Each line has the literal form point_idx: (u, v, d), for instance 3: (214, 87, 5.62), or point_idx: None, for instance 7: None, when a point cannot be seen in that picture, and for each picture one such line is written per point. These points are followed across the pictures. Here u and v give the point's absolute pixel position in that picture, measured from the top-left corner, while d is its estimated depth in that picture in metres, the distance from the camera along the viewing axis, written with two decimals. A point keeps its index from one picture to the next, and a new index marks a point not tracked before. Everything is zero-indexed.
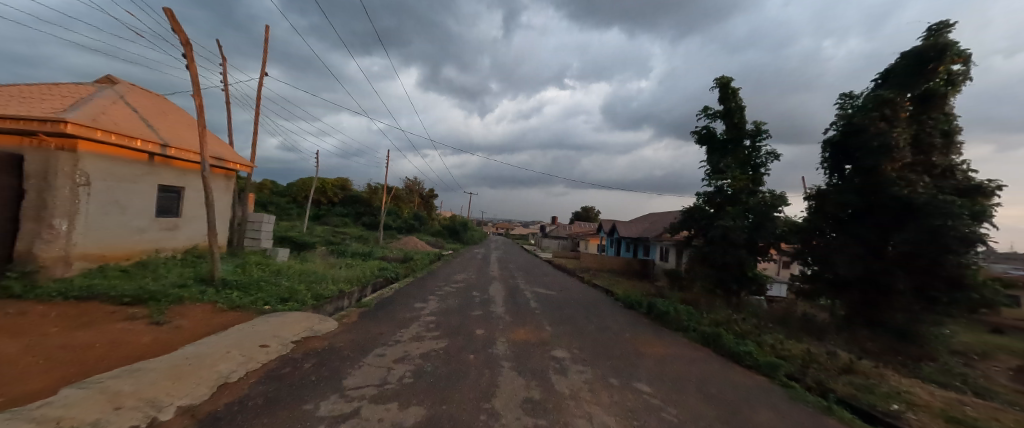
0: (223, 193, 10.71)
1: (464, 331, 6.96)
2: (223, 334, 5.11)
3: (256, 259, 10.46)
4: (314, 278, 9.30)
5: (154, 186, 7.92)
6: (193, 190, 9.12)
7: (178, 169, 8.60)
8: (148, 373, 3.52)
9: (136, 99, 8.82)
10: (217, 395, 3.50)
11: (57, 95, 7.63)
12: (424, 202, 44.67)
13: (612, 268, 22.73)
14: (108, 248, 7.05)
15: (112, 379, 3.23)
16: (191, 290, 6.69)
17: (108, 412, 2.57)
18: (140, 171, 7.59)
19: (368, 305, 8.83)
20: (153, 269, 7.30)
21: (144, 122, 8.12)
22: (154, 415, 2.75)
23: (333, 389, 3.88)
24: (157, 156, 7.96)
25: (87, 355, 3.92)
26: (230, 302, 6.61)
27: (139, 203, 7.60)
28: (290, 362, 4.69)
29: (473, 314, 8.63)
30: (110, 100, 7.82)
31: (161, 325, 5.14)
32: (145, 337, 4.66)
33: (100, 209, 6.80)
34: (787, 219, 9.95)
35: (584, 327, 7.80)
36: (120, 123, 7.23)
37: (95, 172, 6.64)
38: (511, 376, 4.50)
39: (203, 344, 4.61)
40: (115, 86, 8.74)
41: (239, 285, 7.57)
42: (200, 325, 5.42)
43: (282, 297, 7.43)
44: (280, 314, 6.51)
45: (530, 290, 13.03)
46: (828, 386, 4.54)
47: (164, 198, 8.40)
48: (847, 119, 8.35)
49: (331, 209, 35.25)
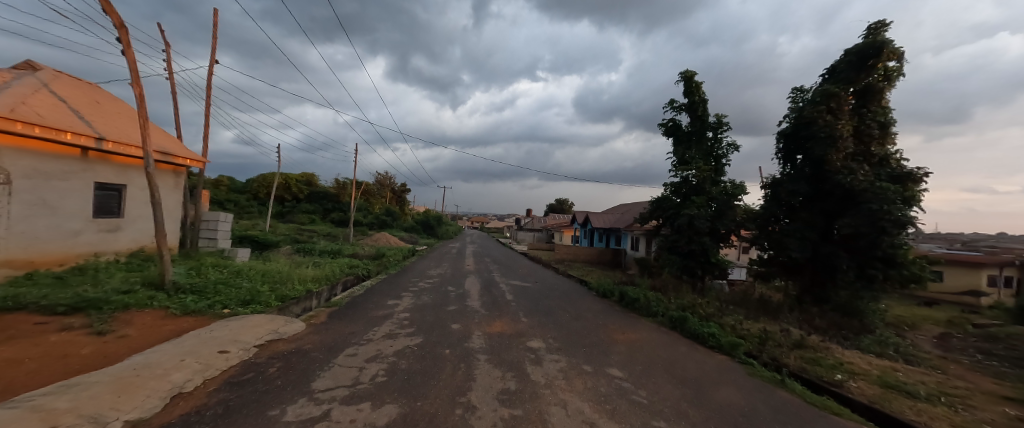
0: (171, 190, 9.89)
1: (439, 326, 6.90)
2: (177, 342, 4.77)
3: (213, 261, 9.81)
4: (278, 278, 8.84)
5: (90, 185, 7.19)
6: (136, 188, 8.37)
7: (118, 165, 7.84)
8: (89, 387, 3.22)
9: (63, 88, 7.92)
10: (171, 406, 3.26)
11: None
12: (397, 197, 43.64)
13: (585, 258, 23.26)
14: (39, 252, 6.37)
15: (45, 396, 2.93)
16: (138, 295, 6.16)
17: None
18: (73, 167, 6.87)
19: (337, 305, 8.53)
20: (93, 274, 6.67)
21: (74, 112, 7.31)
22: None
23: (302, 393, 3.73)
24: (92, 151, 7.21)
25: (13, 372, 3.53)
26: (184, 307, 6.16)
27: (72, 203, 6.88)
28: (253, 368, 4.45)
29: (448, 309, 8.55)
30: (31, 89, 6.98)
31: (104, 335, 4.72)
32: (85, 349, 4.26)
33: (25, 211, 6.11)
34: (746, 207, 10.51)
35: (558, 317, 7.95)
36: (45, 114, 6.47)
37: (15, 169, 5.93)
38: (487, 368, 4.51)
39: (154, 353, 4.29)
40: (38, 73, 7.81)
41: (194, 288, 7.07)
42: (149, 333, 5.02)
43: (243, 299, 7.01)
44: (241, 318, 6.14)
45: (505, 283, 13.09)
46: (783, 361, 4.87)
47: (102, 196, 7.64)
48: (798, 112, 8.88)
49: (296, 206, 33.56)
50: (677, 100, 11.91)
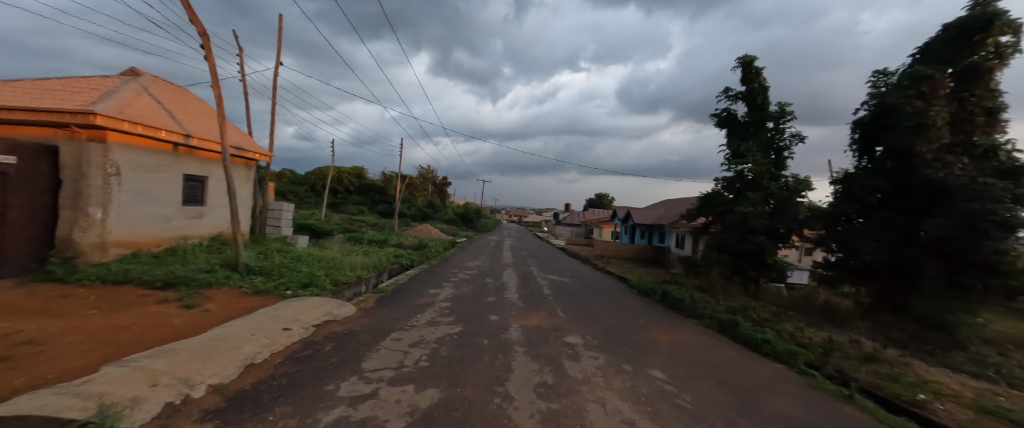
0: (244, 181, 10.98)
1: (478, 317, 7.06)
2: (248, 318, 5.34)
3: (277, 246, 10.77)
4: (333, 264, 9.54)
5: (179, 176, 8.17)
6: (216, 180, 9.39)
7: (201, 159, 8.84)
8: (181, 353, 3.71)
9: (158, 91, 8.98)
10: (245, 374, 3.68)
11: (84, 86, 7.76)
12: (438, 190, 45.18)
13: (625, 255, 22.61)
14: (141, 235, 7.34)
15: (148, 358, 3.43)
16: (217, 275, 6.97)
17: (144, 390, 2.77)
18: (166, 161, 7.82)
19: (384, 291, 9.06)
20: (182, 255, 7.62)
21: (167, 113, 8.30)
22: (187, 393, 2.97)
23: (353, 371, 4.01)
24: (181, 147, 8.16)
25: (124, 336, 4.16)
26: (254, 287, 6.89)
27: (165, 192, 7.86)
28: (311, 345, 4.87)
29: (486, 300, 8.73)
30: (135, 92, 8.00)
31: (190, 308, 5.39)
32: (177, 319, 4.91)
33: (131, 199, 7.03)
34: (811, 204, 9.57)
35: (597, 314, 7.78)
36: (145, 115, 7.41)
37: (125, 162, 6.84)
38: (524, 360, 4.56)
39: (230, 327, 4.83)
40: (139, 78, 8.92)
41: (262, 270, 7.85)
42: (225, 309, 5.65)
43: (303, 282, 7.68)
44: (301, 299, 6.73)
45: (542, 277, 13.09)
46: (851, 375, 4.42)
47: (189, 187, 8.67)
48: (879, 98, 7.90)
49: (347, 198, 35.79)
50: (733, 88, 11.07)
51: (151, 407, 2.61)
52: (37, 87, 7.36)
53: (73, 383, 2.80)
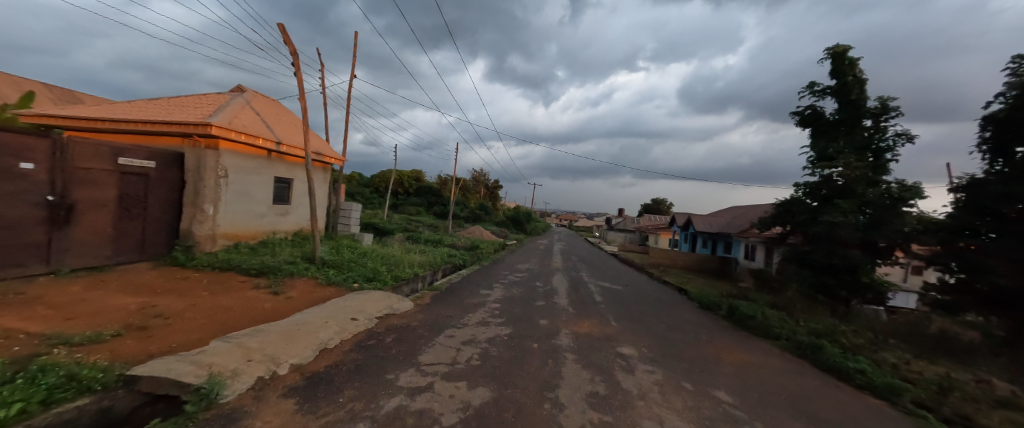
0: (321, 183, 12.21)
1: (527, 320, 7.07)
2: (322, 306, 5.92)
3: (346, 242, 11.80)
4: (393, 261, 10.21)
5: (271, 179, 9.33)
6: (299, 182, 10.57)
7: (288, 164, 10.02)
8: (270, 333, 4.24)
9: (258, 104, 10.35)
10: (319, 357, 4.11)
11: (204, 102, 9.21)
12: (490, 193, 46.21)
13: (685, 264, 21.15)
14: (241, 229, 8.47)
15: (246, 336, 3.95)
16: (298, 266, 7.83)
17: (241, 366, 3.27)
18: (262, 165, 8.96)
19: (438, 289, 9.47)
20: (271, 248, 8.67)
21: (263, 123, 9.53)
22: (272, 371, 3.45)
23: (411, 363, 4.24)
24: (273, 152, 9.31)
25: (228, 315, 4.85)
26: (327, 278, 7.62)
27: (260, 192, 9.02)
28: (374, 335, 5.25)
29: (536, 304, 8.71)
30: (241, 106, 9.31)
31: (277, 295, 6.11)
32: (267, 304, 5.59)
33: (235, 197, 8.15)
34: (922, 215, 8.14)
35: (653, 325, 7.37)
36: (247, 125, 8.57)
37: (231, 166, 7.93)
38: (575, 368, 4.46)
39: (308, 314, 5.39)
40: (244, 94, 10.37)
41: (334, 263, 8.65)
42: (304, 297, 6.33)
43: (368, 276, 8.33)
44: (366, 292, 7.29)
45: (594, 283, 12.73)
46: (978, 422, 3.65)
47: (279, 188, 9.86)
48: (1022, 87, 6.43)
49: (406, 199, 38.07)
50: (819, 82, 9.88)
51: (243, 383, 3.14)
52: (171, 104, 8.87)
53: (191, 353, 3.35)
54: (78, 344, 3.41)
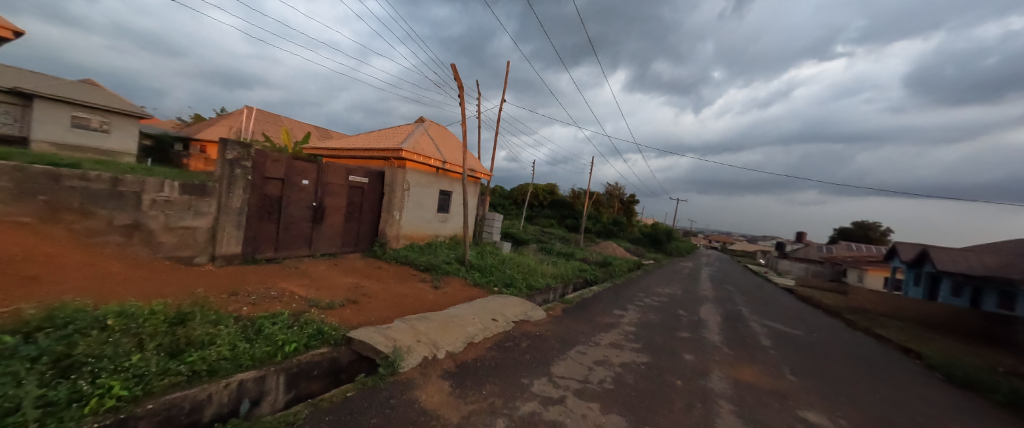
0: (473, 195, 13.93)
1: (668, 351, 6.29)
2: (470, 304, 6.67)
3: (490, 249, 13.07)
4: (528, 270, 10.73)
5: (438, 191, 11.19)
6: (457, 194, 12.31)
7: (450, 179, 11.82)
8: (432, 321, 5.00)
9: (433, 130, 12.60)
10: (466, 350, 4.63)
11: (399, 131, 11.78)
12: (626, 208, 43.77)
13: (912, 315, 15.08)
14: (415, 232, 10.38)
15: (417, 321, 4.77)
16: (452, 266, 9.10)
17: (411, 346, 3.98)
18: (432, 180, 10.82)
19: (570, 302, 9.44)
20: (434, 249, 10.35)
21: (435, 146, 11.53)
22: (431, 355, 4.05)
23: (544, 372, 4.31)
24: (440, 170, 11.14)
25: (404, 301, 5.98)
26: (473, 279, 8.60)
27: (431, 202, 10.87)
28: (511, 338, 5.59)
29: (679, 334, 7.68)
30: (421, 133, 11.51)
31: (436, 289, 7.23)
32: (429, 296, 6.66)
33: (413, 206, 10.07)
34: None
35: (854, 391, 5.47)
36: (425, 148, 10.53)
37: (412, 181, 9.85)
38: (733, 421, 3.69)
39: (459, 309, 6.14)
40: (424, 122, 12.79)
41: (479, 267, 9.69)
42: (456, 294, 7.29)
43: (506, 281, 8.99)
44: (504, 296, 7.86)
45: (757, 322, 10.41)
46: None
47: (442, 199, 11.70)
48: None
49: (541, 212, 39.74)
50: None
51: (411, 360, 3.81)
52: (379, 135, 11.67)
53: (383, 327, 4.27)
54: (323, 308, 4.79)
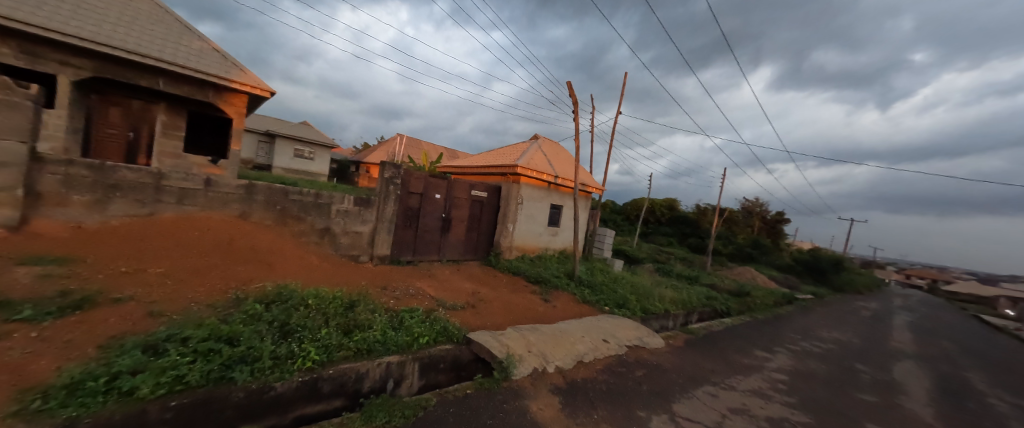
0: (583, 210, 13.69)
1: (838, 414, 4.89)
2: (580, 321, 6.50)
3: (601, 266, 12.55)
4: (644, 291, 9.88)
5: (549, 205, 11.36)
6: (568, 208, 12.26)
7: (562, 193, 11.89)
8: (542, 333, 5.04)
9: (547, 146, 12.95)
10: (577, 369, 4.50)
11: (515, 149, 12.51)
12: (768, 227, 36.60)
13: None
14: (527, 244, 10.73)
15: (528, 331, 4.88)
16: (562, 280, 9.05)
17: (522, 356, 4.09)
18: (544, 194, 11.07)
19: (694, 333, 8.31)
20: (544, 262, 10.49)
21: (548, 161, 11.80)
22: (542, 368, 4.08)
23: (665, 409, 3.85)
24: (552, 184, 11.31)
25: (517, 311, 6.21)
26: (583, 296, 8.38)
27: (542, 216, 11.10)
28: (624, 364, 5.21)
29: (855, 395, 5.91)
30: (536, 149, 11.95)
31: (546, 302, 7.31)
32: (540, 308, 6.76)
33: (525, 219, 10.46)
34: None
35: None
36: (538, 164, 10.88)
37: (525, 196, 10.26)
38: None
39: (569, 325, 6.05)
40: (538, 139, 13.26)
41: (590, 284, 9.37)
42: (566, 309, 7.22)
43: (618, 302, 8.45)
44: (617, 318, 7.39)
45: (997, 397, 7.24)
46: None
47: (553, 213, 11.82)
48: None
49: (658, 228, 36.46)
50: None
51: (523, 370, 3.90)
52: (498, 153, 12.62)
53: (497, 333, 4.50)
54: (449, 309, 5.36)
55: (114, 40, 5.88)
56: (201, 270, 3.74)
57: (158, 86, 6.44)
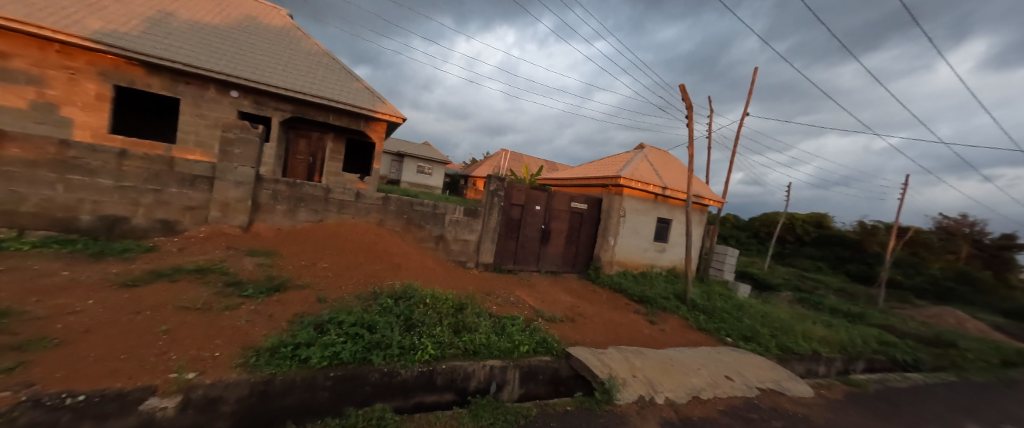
0: (698, 225, 12.16)
1: None
2: (694, 351, 5.75)
3: (720, 290, 10.88)
4: (781, 325, 8.18)
5: (656, 218, 10.44)
6: (679, 222, 11.05)
7: (671, 205, 10.80)
8: (649, 358, 4.62)
9: (654, 155, 11.99)
10: (692, 405, 3.98)
11: (619, 159, 11.95)
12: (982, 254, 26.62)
13: None
14: (629, 259, 10.02)
15: (633, 354, 4.54)
16: (671, 302, 8.15)
17: (627, 381, 3.81)
18: (650, 206, 10.23)
19: (857, 387, 6.50)
20: (649, 280, 9.62)
21: (655, 171, 10.91)
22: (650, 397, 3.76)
23: None
24: (659, 196, 10.39)
25: (620, 330, 5.85)
26: (698, 322, 7.39)
27: (647, 230, 10.26)
28: (754, 409, 4.39)
29: None
30: (641, 159, 11.19)
31: (653, 325, 6.70)
32: (646, 330, 6.24)
33: (628, 233, 9.81)
34: None
35: None
36: (644, 175, 10.15)
37: (629, 208, 9.66)
38: None
39: (680, 353, 5.41)
40: (644, 147, 12.40)
41: (706, 309, 8.20)
42: (676, 334, 6.49)
43: (744, 334, 7.17)
44: (743, 353, 6.27)
45: None
46: None
47: (661, 227, 10.81)
48: None
49: None
50: None
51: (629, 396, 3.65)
52: (600, 164, 12.26)
53: (598, 352, 4.29)
54: (548, 320, 5.37)
55: (304, 87, 7.80)
56: (350, 267, 4.59)
57: (329, 120, 8.26)
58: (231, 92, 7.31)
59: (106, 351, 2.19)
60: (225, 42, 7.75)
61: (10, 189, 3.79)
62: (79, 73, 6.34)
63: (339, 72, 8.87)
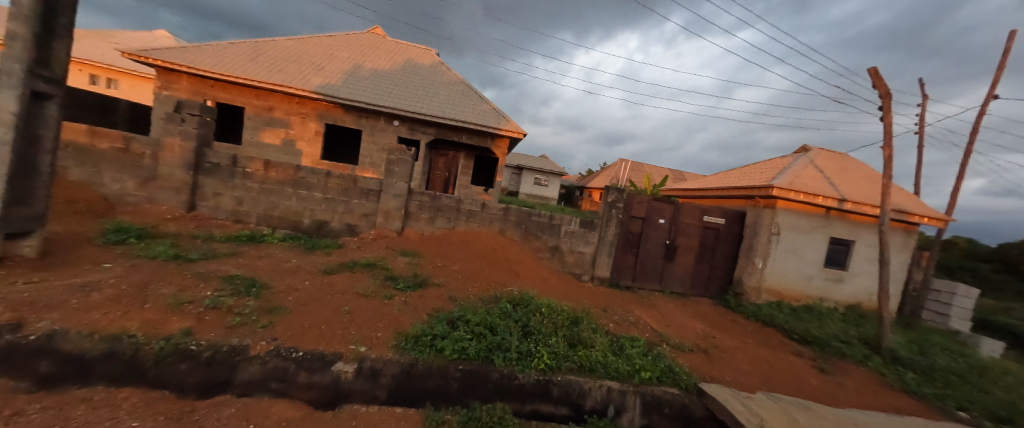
0: (901, 250, 8.76)
1: None
2: (895, 418, 4.26)
3: (945, 341, 7.62)
4: None
5: (827, 239, 8.09)
6: (866, 245, 8.25)
7: (853, 222, 8.18)
8: (820, 417, 3.59)
9: (825, 160, 9.43)
10: None
11: (771, 166, 9.87)
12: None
13: None
14: (785, 288, 7.98)
15: (794, 407, 3.62)
16: (854, 349, 6.14)
17: None
18: (818, 223, 8.00)
19: None
20: (817, 317, 7.48)
21: (827, 179, 8.52)
22: None
23: None
24: (833, 210, 8.04)
25: (772, 373, 4.79)
26: (902, 383, 5.36)
27: (814, 253, 8.01)
28: None
29: None
30: (805, 165, 8.95)
31: (824, 374, 5.26)
32: (811, 379, 4.94)
33: (784, 255, 7.87)
34: None
35: None
36: (809, 184, 8.05)
37: (784, 224, 7.76)
38: None
39: (869, 417, 4.06)
40: (810, 150, 9.91)
41: (918, 366, 5.85)
42: (863, 392, 4.90)
43: (996, 411, 4.85)
44: None
45: None
46: None
47: (835, 250, 8.31)
48: None
49: None
50: None
51: None
52: (743, 172, 10.41)
53: (742, 395, 3.60)
54: (674, 347, 4.79)
55: (444, 113, 9.09)
56: (475, 271, 5.05)
57: (462, 139, 9.38)
58: (393, 122, 9.06)
59: (314, 320, 2.95)
60: (392, 82, 9.69)
61: (268, 200, 5.51)
62: (305, 116, 8.76)
63: (471, 97, 10.04)
